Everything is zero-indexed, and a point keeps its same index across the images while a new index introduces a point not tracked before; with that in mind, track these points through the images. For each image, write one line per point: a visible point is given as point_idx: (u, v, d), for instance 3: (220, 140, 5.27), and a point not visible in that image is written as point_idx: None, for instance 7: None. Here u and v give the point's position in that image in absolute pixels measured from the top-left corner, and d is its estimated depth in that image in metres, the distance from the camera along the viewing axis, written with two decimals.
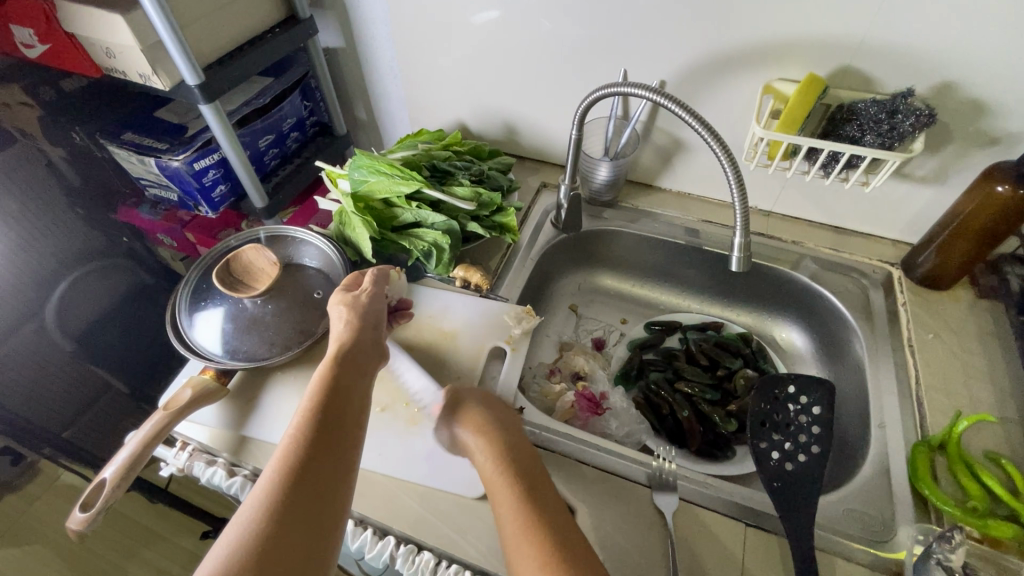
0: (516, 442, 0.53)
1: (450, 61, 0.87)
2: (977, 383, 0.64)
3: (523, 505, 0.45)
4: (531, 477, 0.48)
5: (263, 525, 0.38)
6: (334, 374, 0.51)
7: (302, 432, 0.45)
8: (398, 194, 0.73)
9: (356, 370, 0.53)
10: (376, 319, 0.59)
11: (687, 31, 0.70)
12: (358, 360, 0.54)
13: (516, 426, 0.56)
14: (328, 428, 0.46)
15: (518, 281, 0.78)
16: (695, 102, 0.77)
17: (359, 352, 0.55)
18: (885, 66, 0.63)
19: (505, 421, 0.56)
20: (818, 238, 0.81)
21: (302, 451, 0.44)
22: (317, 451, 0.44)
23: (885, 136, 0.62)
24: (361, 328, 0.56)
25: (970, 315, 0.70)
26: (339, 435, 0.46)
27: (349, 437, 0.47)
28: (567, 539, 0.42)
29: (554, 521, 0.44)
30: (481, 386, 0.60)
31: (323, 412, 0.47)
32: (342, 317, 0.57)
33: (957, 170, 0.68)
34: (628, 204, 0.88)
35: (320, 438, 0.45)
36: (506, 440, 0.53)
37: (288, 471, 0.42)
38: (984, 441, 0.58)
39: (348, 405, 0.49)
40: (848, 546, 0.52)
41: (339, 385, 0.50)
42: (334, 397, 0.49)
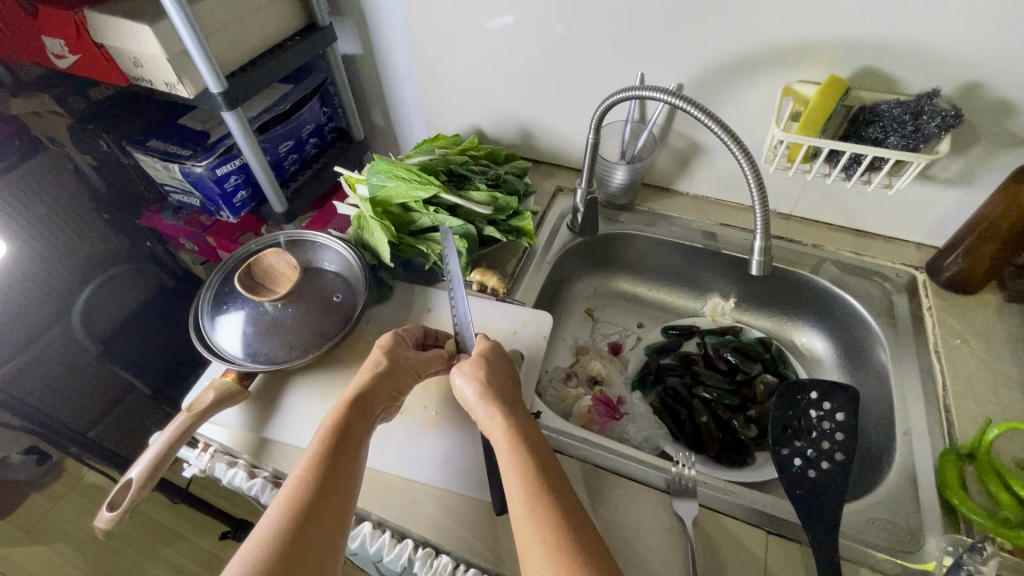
0: (526, 421, 0.53)
1: (466, 66, 0.88)
2: (1007, 389, 0.62)
3: (541, 484, 0.46)
4: (543, 452, 0.49)
5: (270, 552, 0.40)
6: (351, 421, 0.52)
7: (310, 480, 0.46)
8: (415, 199, 0.73)
9: (368, 415, 0.54)
10: (404, 377, 0.58)
11: (703, 33, 0.69)
12: (375, 407, 0.54)
13: (523, 404, 0.55)
14: (335, 478, 0.47)
15: (535, 285, 0.78)
16: (711, 105, 0.76)
17: (379, 399, 0.55)
18: (908, 67, 0.62)
19: (509, 391, 0.56)
20: (840, 242, 0.80)
21: (304, 496, 0.45)
22: (321, 495, 0.45)
23: (908, 138, 0.60)
24: (386, 378, 0.57)
25: (999, 319, 0.69)
26: (345, 485, 0.47)
27: (351, 487, 0.48)
28: (586, 530, 0.43)
29: (572, 510, 0.44)
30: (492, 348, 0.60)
31: (332, 457, 0.48)
32: (371, 359, 0.58)
33: (984, 172, 0.67)
34: (645, 208, 0.87)
35: (327, 478, 0.46)
36: (520, 420, 0.52)
37: (291, 517, 0.43)
38: (1015, 450, 0.56)
39: (355, 451, 0.50)
40: (874, 555, 0.50)
41: (352, 431, 0.51)
42: (347, 440, 0.50)
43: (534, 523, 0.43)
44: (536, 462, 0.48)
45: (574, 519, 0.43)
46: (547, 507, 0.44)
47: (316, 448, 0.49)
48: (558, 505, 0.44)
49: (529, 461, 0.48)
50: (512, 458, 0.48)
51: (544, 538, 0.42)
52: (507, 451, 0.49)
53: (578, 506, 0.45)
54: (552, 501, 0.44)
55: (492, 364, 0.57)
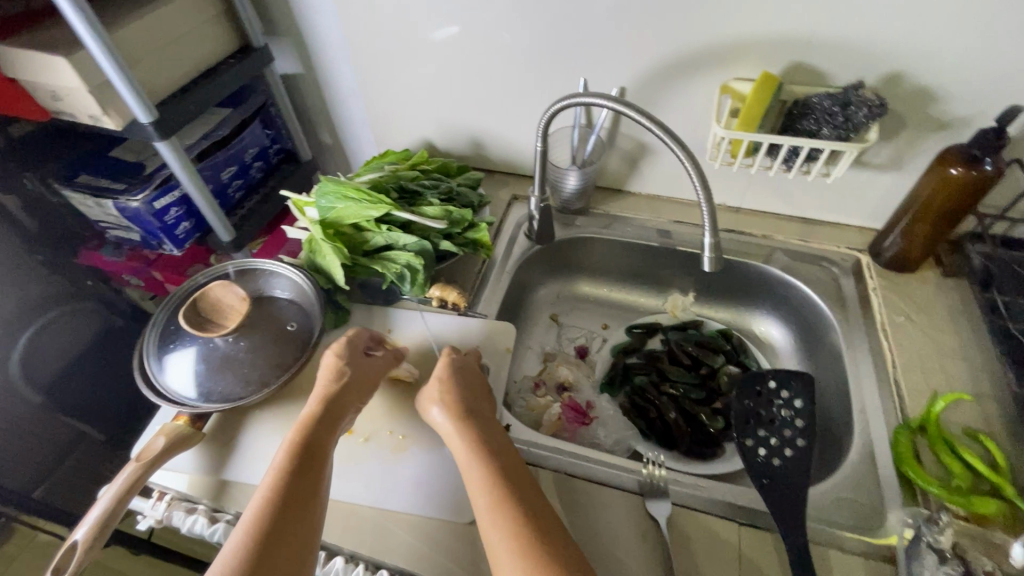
0: (495, 429, 0.53)
1: (411, 80, 0.87)
2: (951, 361, 0.65)
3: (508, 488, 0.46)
4: (509, 457, 0.50)
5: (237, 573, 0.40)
6: (314, 436, 0.51)
7: (271, 505, 0.44)
8: (367, 218, 0.72)
9: (330, 428, 0.53)
10: (363, 386, 0.57)
11: (640, 37, 0.71)
12: (337, 419, 0.54)
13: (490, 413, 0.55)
14: (297, 498, 0.46)
15: (496, 295, 0.77)
16: (654, 106, 0.77)
17: (342, 411, 0.55)
18: (834, 61, 0.65)
19: (475, 401, 0.56)
20: (788, 230, 0.82)
21: (265, 521, 0.43)
22: (285, 512, 0.44)
23: (841, 129, 0.63)
24: (346, 389, 0.56)
25: (939, 295, 0.72)
26: (310, 501, 0.46)
27: (317, 505, 0.47)
28: (553, 529, 0.44)
29: (539, 511, 0.45)
30: (459, 361, 0.60)
31: (294, 474, 0.47)
32: (330, 371, 0.57)
33: (913, 155, 0.70)
34: (599, 210, 0.88)
35: (291, 495, 0.46)
36: (487, 429, 0.52)
37: (253, 543, 0.42)
38: (961, 418, 0.59)
39: (319, 464, 0.49)
40: (840, 535, 0.52)
41: (315, 447, 0.50)
42: (310, 456, 0.49)
43: (503, 525, 0.43)
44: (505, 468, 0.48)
45: (542, 519, 0.44)
46: (518, 511, 0.44)
47: (278, 468, 0.48)
48: (526, 506, 0.45)
49: (497, 465, 0.48)
50: (481, 464, 0.48)
51: (512, 540, 0.42)
52: (476, 460, 0.49)
53: (546, 505, 0.46)
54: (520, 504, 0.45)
55: (460, 378, 0.57)
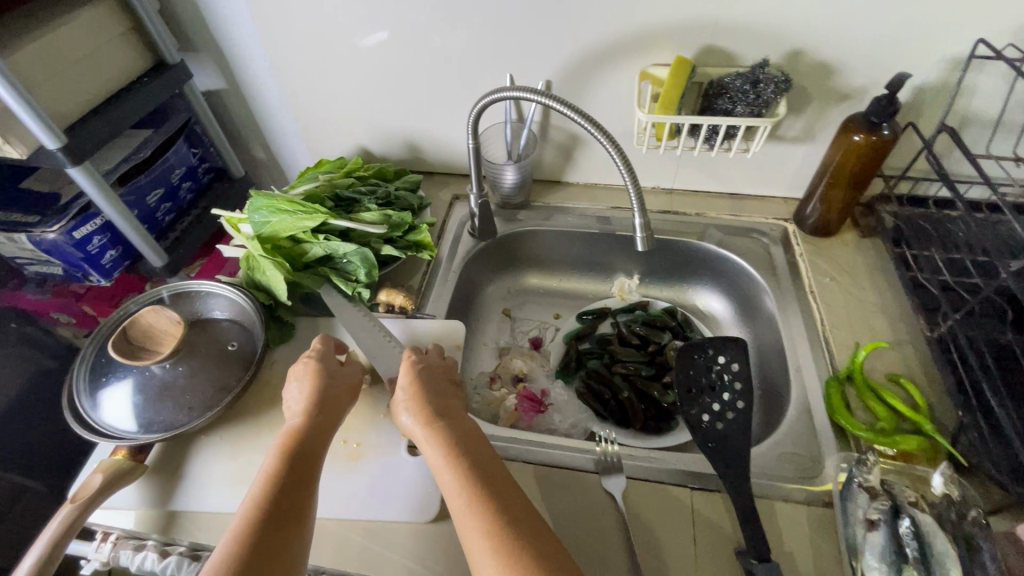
0: (464, 425, 0.53)
1: (339, 88, 0.86)
2: (872, 315, 0.70)
3: (479, 483, 0.46)
4: (478, 452, 0.50)
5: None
6: (305, 442, 0.50)
7: (257, 514, 0.43)
8: (304, 230, 0.71)
9: (317, 433, 0.52)
10: (343, 392, 0.57)
11: (560, 30, 0.73)
12: (325, 425, 0.53)
13: (460, 412, 0.55)
14: (285, 502, 0.45)
15: (443, 295, 0.77)
16: (581, 96, 0.79)
17: (330, 417, 0.54)
18: (740, 41, 0.69)
19: (443, 401, 0.55)
20: (719, 207, 0.86)
21: (253, 530, 0.42)
22: (273, 517, 0.44)
23: (753, 105, 0.66)
24: (329, 395, 0.55)
25: (858, 255, 0.77)
26: (300, 505, 0.46)
27: (307, 511, 0.46)
28: (526, 517, 0.44)
29: (513, 499, 0.46)
30: (429, 364, 0.59)
31: (281, 481, 0.47)
32: (311, 379, 0.56)
33: (821, 126, 0.74)
34: (540, 203, 0.89)
35: (279, 500, 0.45)
36: (456, 426, 0.52)
37: (239, 551, 0.41)
38: (883, 366, 0.64)
39: (307, 469, 0.49)
40: (784, 487, 0.55)
41: (305, 454, 0.50)
42: (296, 462, 0.49)
43: (473, 520, 0.43)
44: (475, 462, 0.48)
45: (517, 509, 0.45)
46: (491, 504, 0.44)
47: (265, 476, 0.47)
48: (499, 499, 0.45)
49: (466, 461, 0.48)
50: (450, 463, 0.48)
51: (485, 534, 0.42)
52: (443, 460, 0.48)
53: (520, 494, 0.46)
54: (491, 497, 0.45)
55: (428, 380, 0.57)
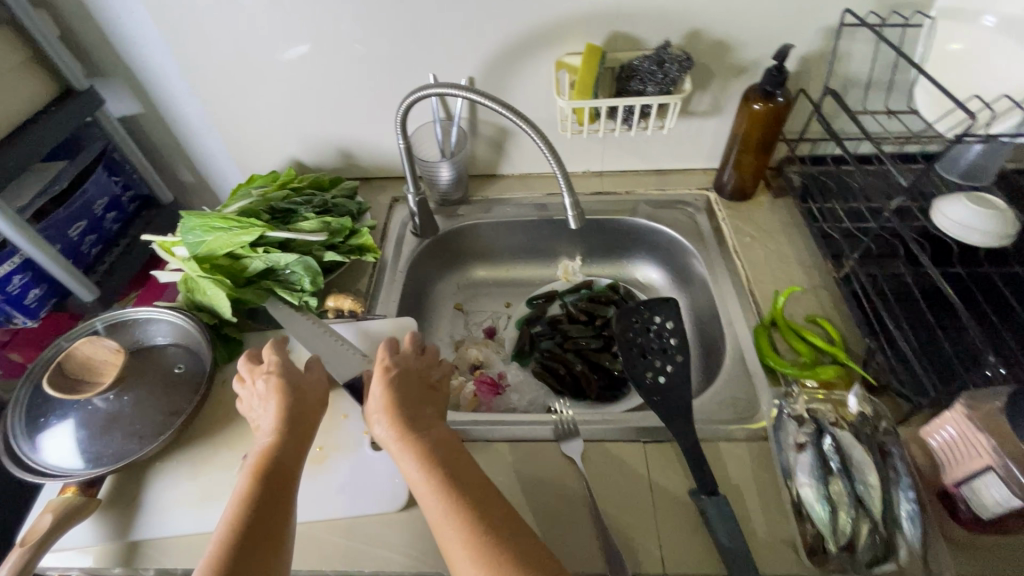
0: (440, 430, 0.52)
1: (263, 101, 0.85)
2: (789, 265, 0.76)
3: (457, 490, 0.45)
4: (454, 458, 0.49)
5: None
6: (278, 462, 0.49)
7: (229, 541, 0.42)
8: (242, 245, 0.70)
9: (289, 449, 0.50)
10: (312, 406, 0.55)
11: (475, 28, 0.76)
12: (296, 440, 0.52)
13: (435, 415, 0.54)
14: (259, 523, 0.44)
15: (392, 295, 0.78)
16: (504, 89, 0.82)
17: (301, 431, 0.53)
18: (643, 26, 0.74)
19: (418, 404, 0.54)
20: (646, 184, 0.91)
21: (226, 560, 0.41)
22: (247, 538, 0.42)
23: (661, 84, 0.72)
24: (298, 408, 0.54)
25: (773, 214, 0.84)
26: (275, 524, 0.44)
27: (283, 530, 0.45)
28: (507, 520, 0.44)
29: (493, 503, 0.45)
30: (400, 364, 0.57)
31: (254, 501, 0.45)
32: (278, 393, 0.54)
33: (726, 100, 0.81)
34: (478, 197, 0.92)
35: (252, 522, 0.43)
36: (432, 430, 0.51)
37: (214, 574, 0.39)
38: (802, 309, 0.70)
39: (281, 487, 0.47)
40: (726, 428, 0.60)
41: (280, 474, 0.48)
42: (268, 481, 0.47)
43: (452, 528, 0.43)
44: (453, 468, 0.47)
45: (496, 511, 0.44)
46: (470, 511, 0.44)
47: (236, 502, 0.45)
48: (478, 504, 0.44)
49: (443, 469, 0.47)
50: (426, 471, 0.47)
51: (465, 541, 0.42)
52: (420, 469, 0.47)
53: (499, 498, 0.46)
54: (470, 503, 0.44)
55: (400, 381, 0.55)
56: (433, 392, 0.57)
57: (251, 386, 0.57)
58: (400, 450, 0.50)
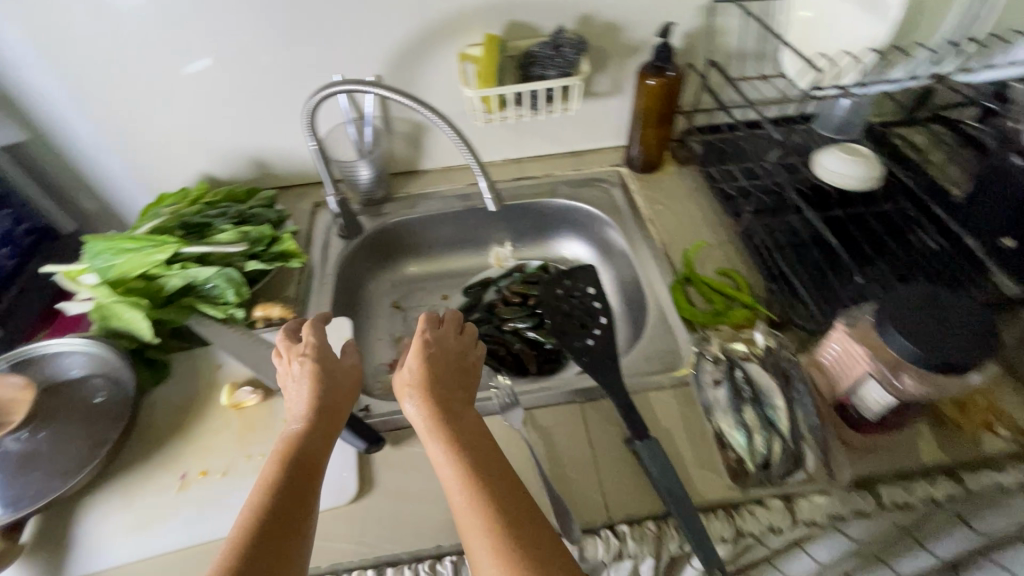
0: (473, 422, 0.49)
1: (163, 116, 0.82)
2: (698, 226, 0.82)
3: (489, 488, 0.43)
4: (487, 453, 0.47)
5: None
6: (304, 451, 0.46)
7: (248, 534, 0.39)
8: (155, 263, 0.67)
9: (315, 438, 0.48)
10: (342, 392, 0.52)
11: (376, 26, 0.77)
12: (324, 430, 0.49)
13: (468, 405, 0.51)
14: (282, 515, 0.41)
15: (324, 298, 0.78)
16: (413, 85, 0.84)
17: (330, 420, 0.50)
18: (537, 14, 0.77)
19: (452, 394, 0.51)
20: (562, 166, 0.95)
21: (244, 554, 0.38)
22: (269, 530, 0.40)
23: (561, 67, 0.75)
24: (329, 394, 0.51)
25: (680, 182, 0.90)
26: (297, 518, 0.42)
27: (306, 524, 0.42)
28: (533, 520, 0.42)
29: (522, 504, 0.43)
30: (439, 347, 0.55)
31: (279, 493, 0.42)
32: (309, 377, 0.51)
33: (624, 79, 0.86)
34: (401, 194, 0.92)
35: (274, 514, 0.41)
36: (465, 422, 0.49)
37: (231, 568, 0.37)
38: (712, 264, 0.76)
39: (305, 480, 0.44)
40: (653, 379, 0.64)
41: (304, 466, 0.45)
42: (293, 472, 0.44)
43: (480, 528, 0.41)
44: (485, 464, 0.45)
45: (525, 509, 0.43)
46: (499, 514, 0.42)
47: (259, 493, 0.42)
48: (508, 505, 0.42)
49: (474, 465, 0.45)
50: (457, 466, 0.45)
51: (492, 545, 0.40)
52: (451, 463, 0.45)
53: (527, 495, 0.44)
54: (499, 502, 0.42)
55: (437, 365, 0.53)
56: (467, 378, 0.55)
57: (284, 366, 0.54)
58: (431, 440, 0.47)
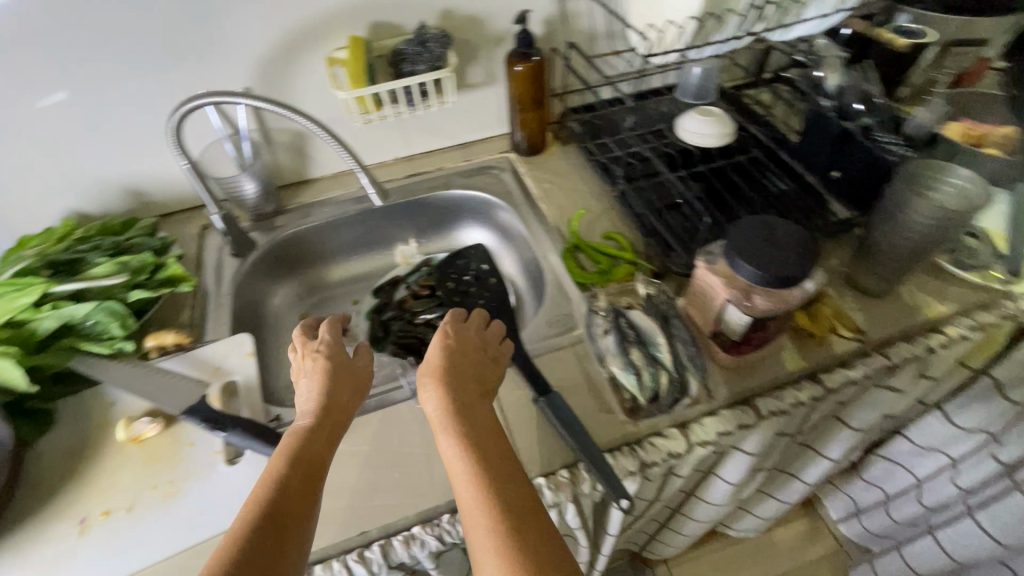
0: (483, 418, 0.50)
1: (10, 154, 0.76)
2: (583, 197, 0.88)
3: (494, 481, 0.44)
4: (493, 449, 0.47)
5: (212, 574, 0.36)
6: (311, 445, 0.47)
7: (253, 519, 0.40)
8: (22, 308, 0.63)
9: (323, 435, 0.49)
10: (352, 394, 0.54)
11: (235, 37, 0.76)
12: (333, 430, 0.50)
13: (482, 401, 0.52)
14: (285, 503, 0.42)
15: (222, 319, 0.76)
16: (286, 93, 0.83)
17: (337, 419, 0.51)
18: (398, 13, 0.80)
19: (467, 390, 0.53)
20: (453, 158, 0.98)
21: (246, 537, 0.39)
22: (272, 515, 0.41)
23: (430, 61, 0.78)
24: (339, 392, 0.53)
25: (564, 159, 0.96)
26: (301, 509, 0.43)
27: (309, 514, 0.43)
28: (532, 514, 0.43)
29: (524, 499, 0.44)
30: (457, 343, 0.56)
31: (285, 481, 0.44)
32: (323, 375, 0.53)
33: (494, 68, 0.90)
34: (294, 205, 0.91)
35: (278, 501, 0.42)
36: (476, 418, 0.50)
37: (234, 548, 0.38)
38: (597, 230, 0.82)
39: (310, 475, 0.45)
40: (553, 341, 0.69)
41: (311, 459, 0.46)
42: (300, 464, 0.45)
43: (483, 518, 0.41)
44: (491, 459, 0.46)
45: (525, 501, 0.43)
46: (503, 508, 0.42)
47: (267, 480, 0.43)
48: (511, 499, 0.43)
49: (482, 460, 0.46)
50: (466, 459, 0.46)
51: (495, 538, 0.40)
52: (460, 457, 0.46)
53: (527, 487, 0.45)
54: (501, 495, 0.43)
55: (452, 362, 0.54)
56: (486, 373, 0.56)
57: (300, 366, 0.56)
58: (442, 432, 0.48)
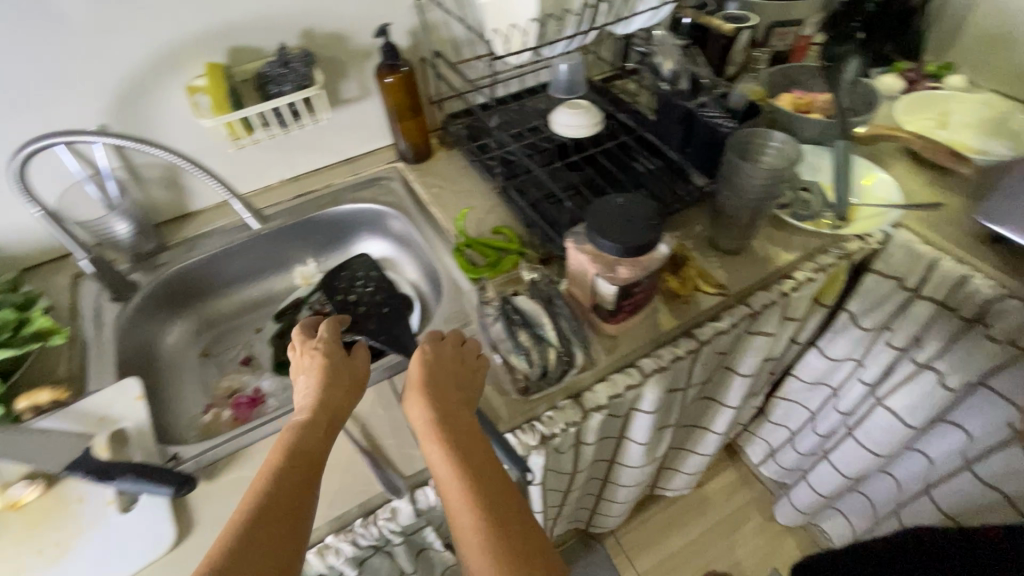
0: (469, 422, 0.53)
1: None
2: (471, 197, 0.92)
3: (481, 483, 0.47)
4: (479, 451, 0.50)
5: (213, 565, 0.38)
6: (305, 444, 0.49)
7: (250, 515, 0.42)
8: None
9: (318, 434, 0.50)
10: (347, 393, 0.55)
11: (79, 75, 0.73)
12: (327, 430, 0.51)
13: (466, 406, 0.55)
14: (282, 498, 0.44)
15: (106, 367, 0.73)
16: (148, 127, 0.81)
17: (334, 417, 0.52)
18: (255, 36, 0.80)
19: (453, 397, 0.55)
20: (340, 174, 0.99)
21: (244, 531, 0.41)
22: (268, 511, 0.43)
23: (296, 81, 0.78)
24: (334, 389, 0.54)
25: (450, 163, 0.99)
26: (298, 505, 0.44)
27: (304, 508, 0.45)
28: (514, 512, 0.46)
29: (507, 497, 0.47)
30: (441, 352, 0.58)
31: (281, 478, 0.45)
32: (319, 374, 0.54)
33: (367, 82, 0.92)
34: (176, 241, 0.89)
35: (274, 498, 0.44)
36: (462, 422, 0.52)
37: (232, 541, 0.40)
38: (485, 226, 0.86)
39: (306, 474, 0.47)
40: None
41: (307, 458, 0.48)
42: (294, 463, 0.47)
43: (471, 515, 0.44)
44: (477, 462, 0.49)
45: (508, 500, 0.46)
46: (489, 509, 0.45)
47: (263, 479, 0.45)
48: (495, 499, 0.46)
49: (469, 463, 0.48)
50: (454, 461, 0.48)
51: (481, 536, 0.43)
52: (448, 461, 0.48)
53: (509, 487, 0.48)
54: (485, 495, 0.46)
55: (438, 369, 0.56)
56: (468, 377, 0.58)
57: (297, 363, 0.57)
58: (428, 437, 0.50)
